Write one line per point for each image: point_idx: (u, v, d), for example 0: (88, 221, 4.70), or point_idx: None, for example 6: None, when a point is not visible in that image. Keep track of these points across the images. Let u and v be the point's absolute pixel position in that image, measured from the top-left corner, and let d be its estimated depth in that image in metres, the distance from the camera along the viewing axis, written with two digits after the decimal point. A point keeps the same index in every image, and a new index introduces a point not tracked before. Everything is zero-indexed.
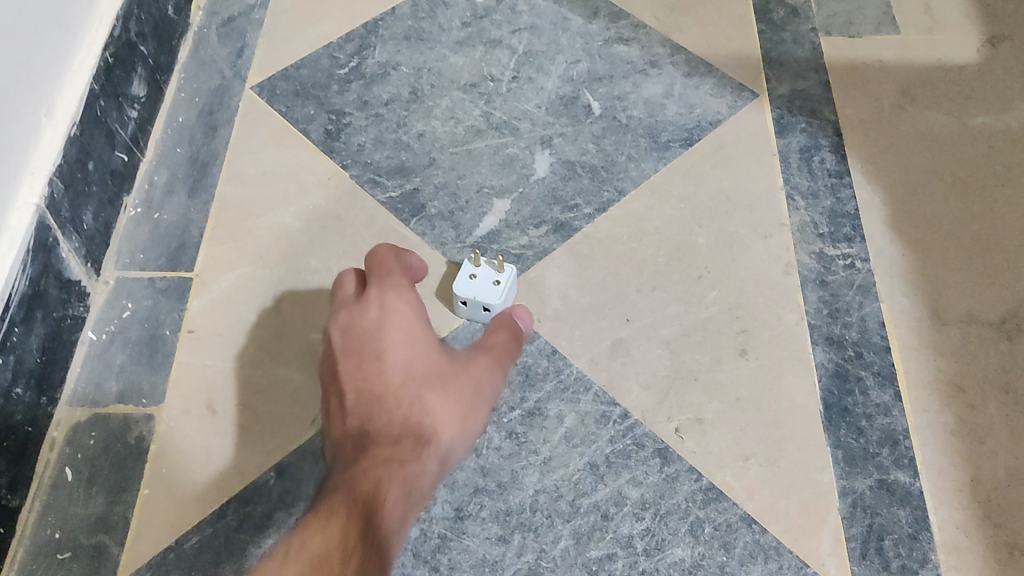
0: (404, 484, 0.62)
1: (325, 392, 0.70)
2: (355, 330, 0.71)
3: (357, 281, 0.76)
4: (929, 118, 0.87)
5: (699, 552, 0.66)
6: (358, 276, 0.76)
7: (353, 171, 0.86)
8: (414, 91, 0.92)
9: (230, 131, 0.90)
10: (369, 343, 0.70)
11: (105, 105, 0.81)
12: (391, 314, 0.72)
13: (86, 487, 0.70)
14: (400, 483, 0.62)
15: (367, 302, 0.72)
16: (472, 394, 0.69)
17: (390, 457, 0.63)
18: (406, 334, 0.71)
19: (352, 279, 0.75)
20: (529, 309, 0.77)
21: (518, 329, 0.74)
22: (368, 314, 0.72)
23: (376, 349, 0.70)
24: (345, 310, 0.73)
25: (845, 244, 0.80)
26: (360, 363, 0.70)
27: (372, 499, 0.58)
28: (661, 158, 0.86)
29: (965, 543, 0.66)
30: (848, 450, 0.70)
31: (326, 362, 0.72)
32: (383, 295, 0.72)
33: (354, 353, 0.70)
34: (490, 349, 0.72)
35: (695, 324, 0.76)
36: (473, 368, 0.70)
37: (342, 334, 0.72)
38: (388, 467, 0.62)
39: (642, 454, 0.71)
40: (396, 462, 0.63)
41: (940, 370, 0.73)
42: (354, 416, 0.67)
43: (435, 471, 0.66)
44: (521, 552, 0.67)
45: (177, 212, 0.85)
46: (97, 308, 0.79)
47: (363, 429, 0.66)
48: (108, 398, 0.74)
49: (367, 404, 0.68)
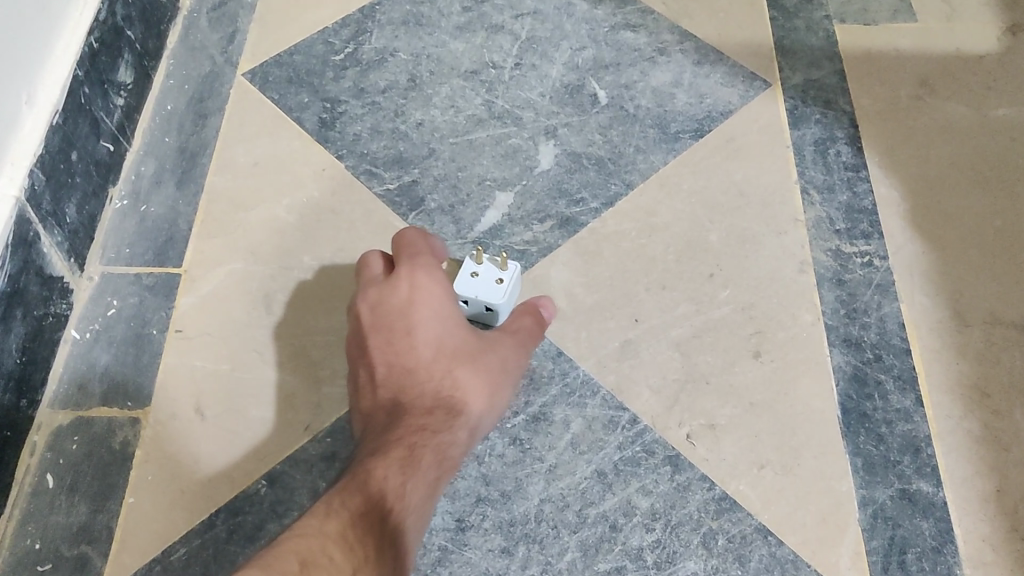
0: (435, 456, 0.60)
1: (352, 366, 0.68)
2: (385, 308, 0.68)
3: (385, 263, 0.71)
4: (949, 110, 0.84)
5: (713, 565, 0.63)
6: (384, 258, 0.72)
7: (349, 162, 0.83)
8: (413, 79, 0.89)
9: (220, 119, 0.86)
10: (398, 317, 0.67)
11: (90, 92, 0.77)
12: (421, 291, 0.67)
13: (67, 495, 0.67)
14: (434, 452, 0.60)
15: (397, 275, 0.68)
16: (501, 372, 0.67)
17: (423, 428, 0.62)
18: (438, 308, 0.67)
19: (379, 255, 0.72)
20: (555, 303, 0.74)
21: (542, 317, 0.71)
22: (397, 288, 0.68)
23: (407, 324, 0.67)
24: (373, 284, 0.69)
25: (862, 241, 0.77)
26: (390, 339, 0.67)
27: (405, 469, 0.57)
28: (670, 150, 0.83)
29: (991, 557, 0.63)
30: (868, 457, 0.67)
31: (354, 336, 0.69)
32: (413, 271, 0.68)
33: (383, 328, 0.67)
34: (516, 332, 0.69)
35: (706, 325, 0.73)
36: (503, 344, 0.68)
37: (371, 308, 0.68)
38: (421, 441, 0.60)
39: (652, 461, 0.67)
40: (427, 434, 0.61)
41: (963, 374, 0.70)
42: (385, 391, 0.65)
43: (465, 445, 0.64)
44: (526, 564, 0.64)
45: (164, 204, 0.81)
46: (80, 305, 0.75)
47: (394, 404, 0.64)
48: (91, 400, 0.71)
49: (398, 379, 0.65)
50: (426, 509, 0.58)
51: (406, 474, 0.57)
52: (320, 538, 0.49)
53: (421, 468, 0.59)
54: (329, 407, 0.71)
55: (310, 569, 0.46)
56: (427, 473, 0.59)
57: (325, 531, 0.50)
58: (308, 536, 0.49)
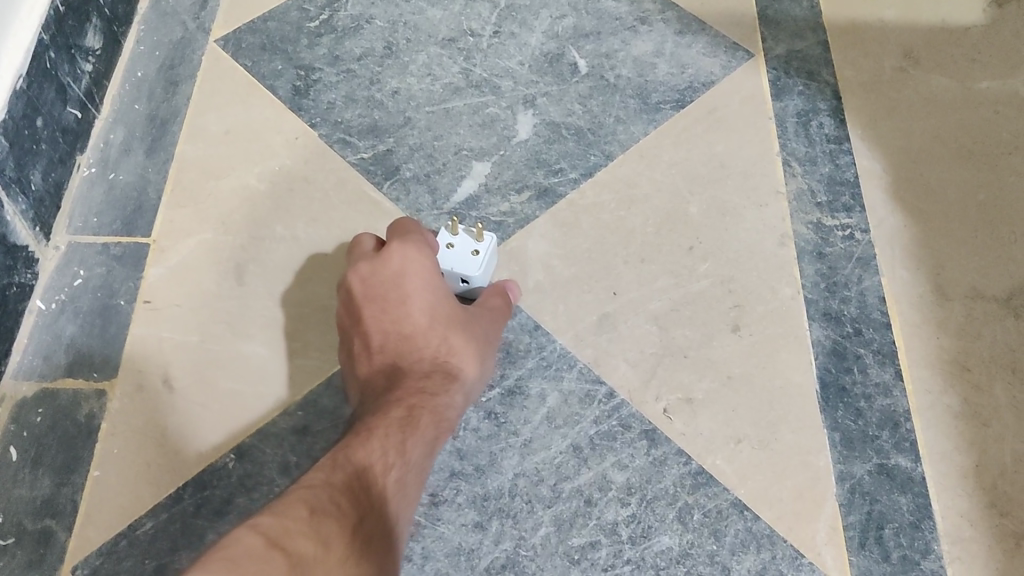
0: (434, 417, 0.59)
1: (347, 336, 0.66)
2: (377, 278, 0.66)
3: (377, 241, 0.69)
4: (933, 82, 0.82)
5: (688, 540, 0.63)
6: (377, 237, 0.70)
7: (323, 130, 0.81)
8: (389, 46, 0.87)
9: (191, 86, 0.84)
10: (392, 287, 0.65)
11: (56, 57, 0.75)
12: (413, 264, 0.65)
13: (31, 468, 0.65)
14: (432, 413, 0.59)
15: (386, 247, 0.67)
16: (487, 341, 0.66)
17: (421, 391, 0.60)
18: (431, 279, 0.66)
19: (371, 235, 0.70)
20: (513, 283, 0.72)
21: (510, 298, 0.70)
22: (390, 259, 0.65)
23: (400, 294, 0.65)
24: (363, 258, 0.67)
25: (844, 214, 0.76)
26: (383, 308, 0.65)
27: (405, 429, 0.56)
28: (650, 120, 0.81)
29: (969, 533, 0.62)
30: (846, 432, 0.66)
31: (346, 308, 0.67)
32: (404, 246, 0.65)
33: (376, 298, 0.65)
34: (491, 310, 0.67)
35: (685, 298, 0.72)
36: (488, 316, 0.67)
37: (362, 281, 0.66)
38: (420, 400, 0.59)
39: (628, 436, 0.66)
40: (426, 396, 0.60)
41: (943, 348, 0.69)
42: (382, 358, 0.64)
43: (460, 410, 0.63)
44: (499, 540, 0.63)
45: (133, 173, 0.79)
46: (46, 275, 0.74)
47: (392, 371, 0.63)
48: (57, 371, 0.69)
49: (395, 347, 0.64)
50: (425, 467, 0.57)
51: (406, 434, 0.56)
52: (326, 487, 0.48)
53: (420, 428, 0.57)
54: (300, 380, 0.69)
55: (320, 516, 0.45)
56: (426, 434, 0.57)
57: (330, 482, 0.49)
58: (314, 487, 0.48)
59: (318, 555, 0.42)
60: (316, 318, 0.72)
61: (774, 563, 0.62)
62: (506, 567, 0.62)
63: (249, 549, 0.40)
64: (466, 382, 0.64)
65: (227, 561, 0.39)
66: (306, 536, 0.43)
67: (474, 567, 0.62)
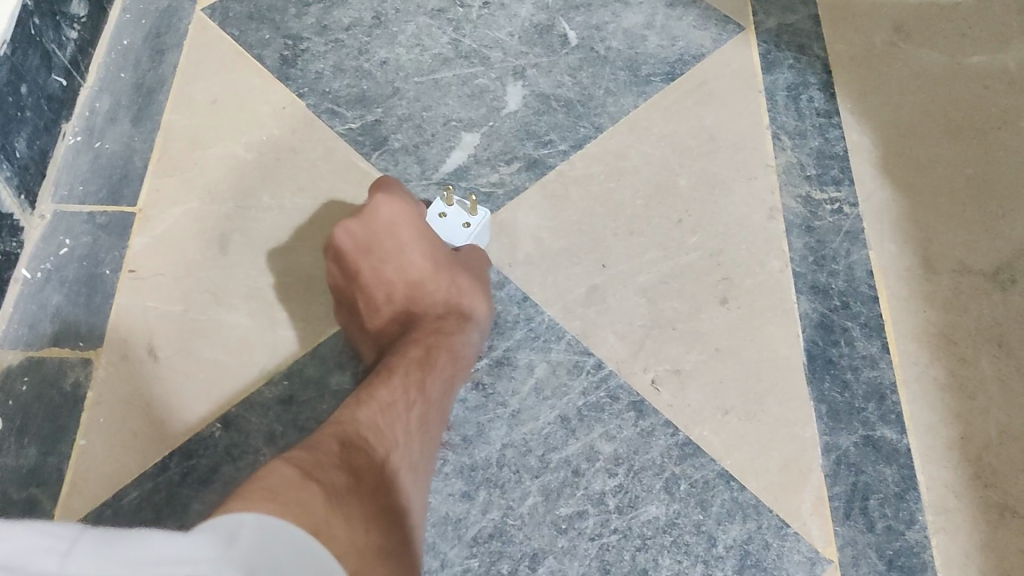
0: (451, 356, 0.63)
1: (345, 293, 0.67)
2: (368, 232, 0.66)
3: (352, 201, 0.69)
4: (923, 57, 0.82)
5: (675, 510, 0.63)
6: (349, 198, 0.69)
7: (311, 100, 0.80)
8: (378, 16, 0.86)
9: (178, 55, 0.83)
10: (386, 237, 0.66)
11: (40, 23, 0.74)
12: (400, 214, 0.66)
13: (16, 437, 0.65)
14: (449, 352, 0.63)
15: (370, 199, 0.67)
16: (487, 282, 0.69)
17: (436, 333, 0.63)
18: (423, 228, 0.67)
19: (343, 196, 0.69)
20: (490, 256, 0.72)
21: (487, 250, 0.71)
22: (376, 212, 0.66)
23: (396, 244, 0.66)
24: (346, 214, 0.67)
25: (832, 187, 0.76)
26: (382, 260, 0.66)
27: (423, 369, 0.60)
28: (641, 93, 0.81)
29: (954, 504, 0.63)
30: (832, 404, 0.66)
31: (338, 265, 0.67)
32: (388, 198, 0.66)
33: (372, 251, 0.66)
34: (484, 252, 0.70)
35: (674, 271, 0.72)
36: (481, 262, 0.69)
37: (351, 236, 0.66)
38: (435, 342, 0.63)
39: (616, 407, 0.67)
40: (442, 337, 0.63)
41: (930, 322, 0.69)
42: (393, 308, 0.67)
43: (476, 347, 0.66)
44: (486, 509, 0.63)
45: (119, 141, 0.78)
46: (32, 244, 0.73)
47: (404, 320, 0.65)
48: (42, 340, 0.69)
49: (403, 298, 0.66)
50: (447, 401, 0.62)
51: (424, 374, 0.60)
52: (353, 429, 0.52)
53: (438, 366, 0.61)
54: (286, 350, 0.69)
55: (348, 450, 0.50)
56: (445, 371, 0.61)
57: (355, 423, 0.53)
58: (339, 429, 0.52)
59: (348, 484, 0.46)
60: (303, 289, 0.72)
61: (760, 533, 0.62)
62: (493, 536, 0.62)
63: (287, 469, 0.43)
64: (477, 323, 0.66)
65: (265, 487, 0.40)
66: (337, 468, 0.47)
67: (461, 536, 0.62)
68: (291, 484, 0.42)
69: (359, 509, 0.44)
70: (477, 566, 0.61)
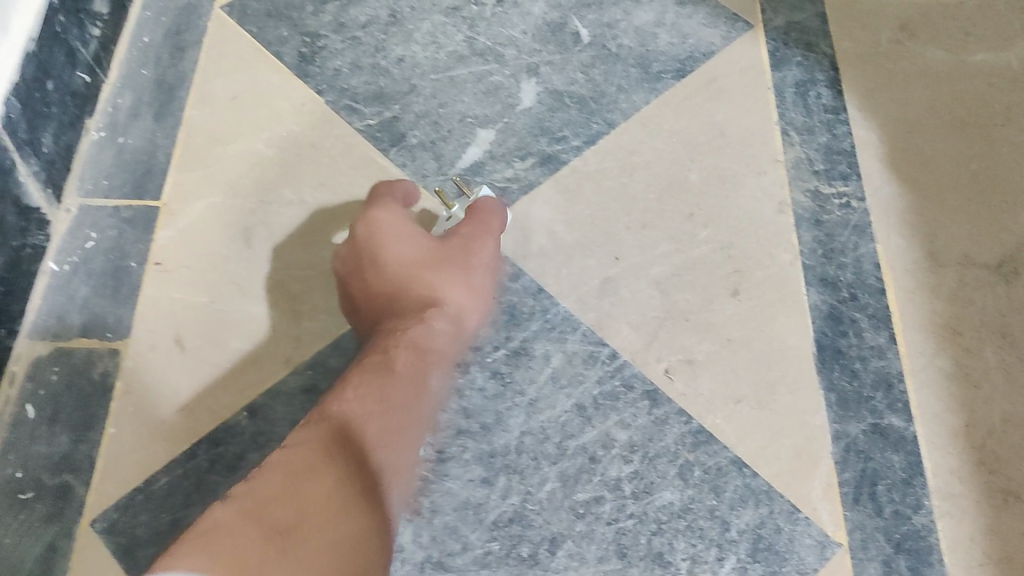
0: (412, 354, 0.65)
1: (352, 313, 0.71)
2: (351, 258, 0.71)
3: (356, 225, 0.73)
4: (928, 54, 0.83)
5: (689, 495, 0.65)
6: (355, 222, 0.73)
7: (329, 97, 0.82)
8: (393, 14, 0.87)
9: (198, 52, 0.84)
10: (364, 257, 0.70)
11: (65, 21, 0.76)
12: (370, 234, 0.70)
13: (48, 425, 0.67)
14: (411, 351, 0.65)
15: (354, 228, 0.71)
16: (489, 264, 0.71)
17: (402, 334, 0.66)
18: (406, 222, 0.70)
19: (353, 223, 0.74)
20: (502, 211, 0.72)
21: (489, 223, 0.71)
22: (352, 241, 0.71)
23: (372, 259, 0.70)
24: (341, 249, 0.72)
25: (840, 182, 0.77)
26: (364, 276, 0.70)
27: (383, 375, 0.62)
28: (652, 90, 0.82)
29: (959, 489, 0.65)
30: (841, 393, 0.68)
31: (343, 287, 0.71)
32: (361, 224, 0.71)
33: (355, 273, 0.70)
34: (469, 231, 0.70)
35: (686, 263, 0.74)
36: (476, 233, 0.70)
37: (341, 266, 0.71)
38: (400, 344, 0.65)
39: (631, 396, 0.68)
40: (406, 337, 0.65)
41: (936, 313, 0.71)
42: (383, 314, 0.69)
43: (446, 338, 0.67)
44: (506, 495, 0.65)
45: (142, 137, 0.80)
46: (59, 237, 0.75)
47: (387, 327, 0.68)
48: (71, 331, 0.71)
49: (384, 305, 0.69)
50: (416, 399, 0.64)
51: (383, 380, 0.62)
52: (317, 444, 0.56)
53: (398, 368, 0.63)
54: (309, 341, 0.71)
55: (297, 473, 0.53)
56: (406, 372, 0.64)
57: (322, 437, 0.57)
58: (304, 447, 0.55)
59: (301, 515, 0.50)
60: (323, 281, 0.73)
61: (771, 517, 0.64)
62: (513, 520, 0.64)
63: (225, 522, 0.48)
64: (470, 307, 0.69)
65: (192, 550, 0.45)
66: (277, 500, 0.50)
67: (482, 520, 0.64)
68: (230, 543, 0.45)
69: (301, 543, 0.48)
70: (498, 549, 0.64)
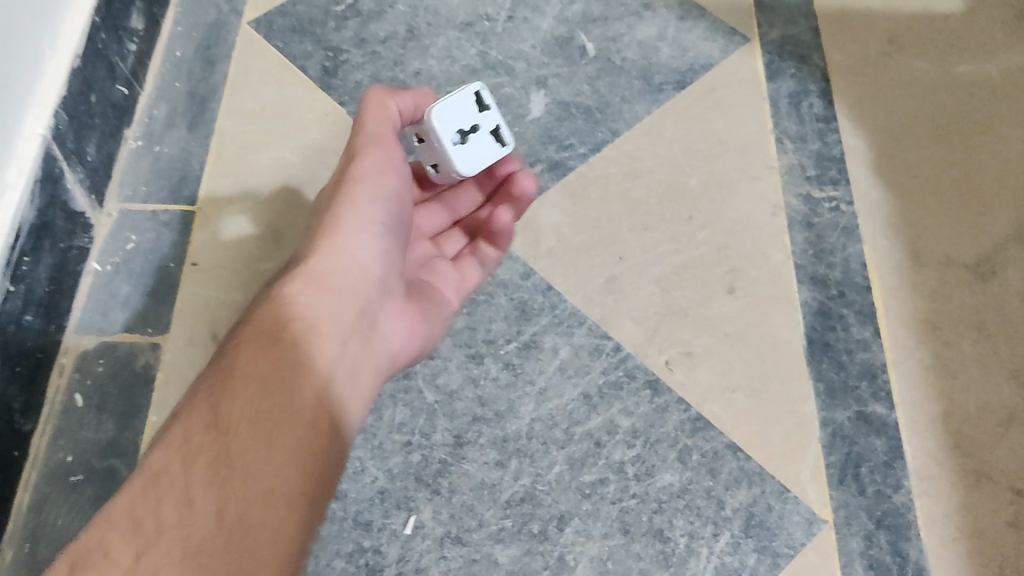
0: (265, 326, 0.59)
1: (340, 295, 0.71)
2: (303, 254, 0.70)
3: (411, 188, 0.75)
4: (914, 67, 0.89)
5: (687, 477, 0.70)
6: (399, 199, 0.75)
7: (351, 108, 0.88)
8: (411, 29, 0.93)
9: (228, 66, 0.90)
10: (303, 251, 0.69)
11: (106, 38, 0.81)
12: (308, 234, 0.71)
13: (96, 413, 0.73)
14: (263, 327, 0.59)
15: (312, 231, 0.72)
16: (439, 144, 0.66)
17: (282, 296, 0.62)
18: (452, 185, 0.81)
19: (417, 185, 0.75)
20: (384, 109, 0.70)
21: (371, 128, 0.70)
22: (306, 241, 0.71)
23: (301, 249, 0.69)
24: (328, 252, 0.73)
25: (831, 187, 0.83)
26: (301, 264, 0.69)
27: (228, 372, 0.56)
28: (654, 100, 0.88)
29: (935, 471, 0.70)
30: (829, 383, 0.74)
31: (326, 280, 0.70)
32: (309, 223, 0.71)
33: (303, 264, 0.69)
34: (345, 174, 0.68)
35: (686, 263, 0.79)
36: (369, 144, 0.69)
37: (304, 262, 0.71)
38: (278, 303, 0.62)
39: (633, 385, 0.74)
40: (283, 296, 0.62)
41: (918, 309, 0.76)
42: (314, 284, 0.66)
43: (319, 294, 0.62)
44: (517, 476, 0.70)
45: (177, 145, 0.86)
46: (101, 239, 0.81)
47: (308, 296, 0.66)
48: (115, 327, 0.77)
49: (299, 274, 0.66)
50: (255, 398, 0.54)
51: (223, 380, 0.55)
52: (226, 391, 0.54)
53: (249, 347, 0.57)
54: None
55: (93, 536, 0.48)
56: (260, 346, 0.57)
57: (235, 376, 0.56)
58: (203, 399, 0.54)
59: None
60: None
61: (763, 497, 0.70)
62: (525, 500, 0.70)
63: (119, 529, 0.47)
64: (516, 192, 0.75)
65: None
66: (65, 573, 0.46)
67: (496, 500, 0.70)
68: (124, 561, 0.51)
69: None
70: (510, 526, 0.69)
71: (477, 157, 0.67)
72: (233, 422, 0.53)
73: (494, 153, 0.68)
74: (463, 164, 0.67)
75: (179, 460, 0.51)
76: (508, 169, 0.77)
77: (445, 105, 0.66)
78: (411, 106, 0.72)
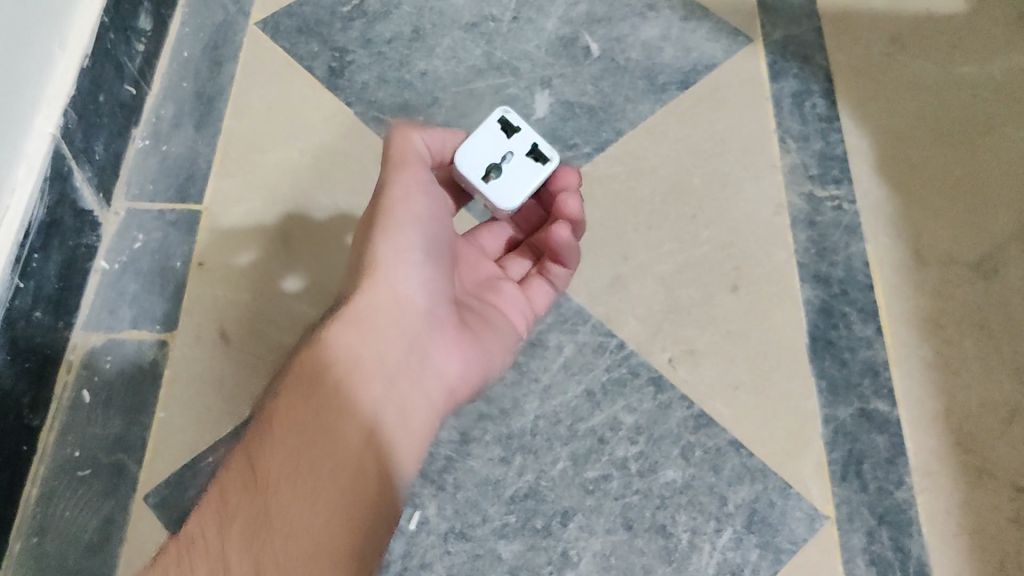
0: (305, 381, 0.57)
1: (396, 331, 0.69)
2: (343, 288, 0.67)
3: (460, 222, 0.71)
4: (917, 67, 0.89)
5: (689, 473, 0.71)
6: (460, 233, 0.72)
7: (357, 108, 0.88)
8: (417, 30, 0.93)
9: (235, 66, 0.91)
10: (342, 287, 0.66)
11: (115, 38, 0.82)
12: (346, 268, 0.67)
13: (103, 409, 0.74)
14: (302, 384, 0.56)
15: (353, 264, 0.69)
16: (472, 182, 0.66)
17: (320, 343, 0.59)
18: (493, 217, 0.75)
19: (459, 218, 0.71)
20: (415, 145, 0.65)
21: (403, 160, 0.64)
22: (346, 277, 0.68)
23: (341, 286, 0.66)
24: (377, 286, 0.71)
25: (833, 186, 0.83)
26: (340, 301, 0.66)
27: (269, 427, 0.54)
28: (657, 100, 0.88)
29: (937, 467, 0.70)
30: (831, 380, 0.74)
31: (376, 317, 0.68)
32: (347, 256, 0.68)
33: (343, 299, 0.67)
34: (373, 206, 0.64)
35: (689, 261, 0.79)
36: (394, 171, 0.64)
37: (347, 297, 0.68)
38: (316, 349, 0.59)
39: (637, 382, 0.74)
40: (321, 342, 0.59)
41: (920, 307, 0.77)
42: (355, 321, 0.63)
43: (361, 343, 0.59)
44: (521, 472, 0.71)
45: (184, 145, 0.86)
46: (109, 238, 0.81)
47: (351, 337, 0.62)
48: (122, 324, 0.77)
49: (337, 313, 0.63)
50: (294, 457, 0.53)
51: (264, 437, 0.54)
52: (265, 443, 0.53)
53: (289, 402, 0.56)
54: None
55: None
56: (300, 402, 0.55)
57: (275, 428, 0.54)
58: (243, 452, 0.53)
59: None
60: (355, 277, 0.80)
61: (766, 493, 0.70)
62: (529, 495, 0.70)
63: None
64: (562, 218, 0.69)
65: None
66: None
67: (500, 496, 0.70)
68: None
69: None
70: (514, 521, 0.69)
71: (516, 185, 0.66)
72: (273, 481, 0.51)
73: (533, 176, 0.67)
74: (503, 195, 0.66)
75: (217, 524, 0.50)
76: (561, 185, 0.70)
77: (469, 143, 0.66)
78: (440, 140, 0.67)
